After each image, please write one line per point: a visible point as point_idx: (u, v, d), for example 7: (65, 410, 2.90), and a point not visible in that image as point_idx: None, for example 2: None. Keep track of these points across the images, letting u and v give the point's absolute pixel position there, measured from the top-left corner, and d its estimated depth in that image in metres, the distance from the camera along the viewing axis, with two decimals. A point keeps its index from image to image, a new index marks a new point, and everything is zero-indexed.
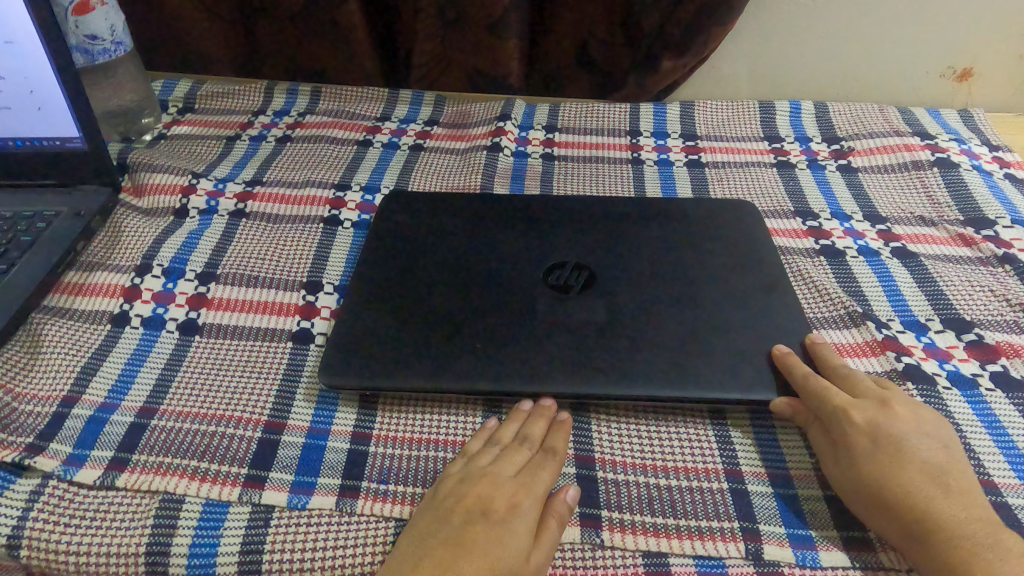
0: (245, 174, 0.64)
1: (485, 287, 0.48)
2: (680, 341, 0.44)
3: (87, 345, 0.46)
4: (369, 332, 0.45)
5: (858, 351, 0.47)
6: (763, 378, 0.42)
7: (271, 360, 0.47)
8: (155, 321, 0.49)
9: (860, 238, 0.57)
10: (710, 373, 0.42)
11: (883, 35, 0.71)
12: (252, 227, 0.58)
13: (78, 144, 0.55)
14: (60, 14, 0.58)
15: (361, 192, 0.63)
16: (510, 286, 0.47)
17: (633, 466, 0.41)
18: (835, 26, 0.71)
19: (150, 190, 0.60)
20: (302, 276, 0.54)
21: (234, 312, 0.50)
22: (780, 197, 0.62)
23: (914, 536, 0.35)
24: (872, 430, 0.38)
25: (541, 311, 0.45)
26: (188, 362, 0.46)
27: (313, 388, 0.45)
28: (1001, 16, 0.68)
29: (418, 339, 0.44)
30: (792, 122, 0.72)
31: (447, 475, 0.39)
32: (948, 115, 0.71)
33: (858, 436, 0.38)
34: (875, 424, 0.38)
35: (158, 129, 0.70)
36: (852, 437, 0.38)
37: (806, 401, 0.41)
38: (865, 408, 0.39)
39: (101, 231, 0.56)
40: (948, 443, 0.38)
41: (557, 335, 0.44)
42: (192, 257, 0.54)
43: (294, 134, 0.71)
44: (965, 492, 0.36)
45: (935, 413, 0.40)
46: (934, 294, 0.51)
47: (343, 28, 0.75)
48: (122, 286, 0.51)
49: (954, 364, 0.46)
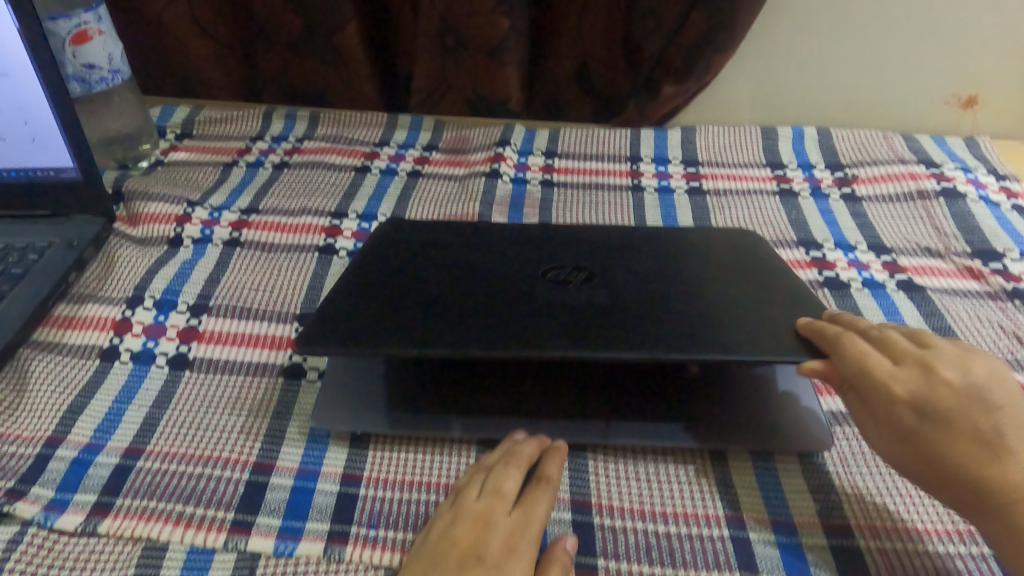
0: (242, 202, 0.64)
1: (481, 282, 0.46)
2: (686, 318, 0.41)
3: (74, 382, 0.46)
4: (360, 303, 0.43)
5: None
6: (781, 342, 0.39)
7: (261, 397, 0.46)
8: (145, 356, 0.48)
9: (866, 269, 0.56)
10: (722, 337, 0.39)
11: (884, 61, 0.71)
12: (247, 257, 0.57)
13: (72, 174, 0.55)
14: (58, 44, 0.58)
15: (357, 220, 0.63)
16: (506, 281, 0.46)
17: (631, 512, 0.40)
18: (835, 52, 0.71)
19: (145, 220, 0.59)
20: (296, 307, 0.53)
21: (226, 346, 0.49)
22: (783, 226, 0.61)
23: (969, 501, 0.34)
24: (916, 396, 0.36)
25: (539, 298, 0.43)
26: (177, 400, 0.45)
27: (304, 426, 0.44)
28: (1002, 43, 0.68)
29: (410, 314, 0.42)
30: (794, 148, 0.71)
31: (439, 515, 0.38)
32: (953, 143, 0.70)
33: (902, 407, 0.36)
34: (918, 389, 0.36)
35: (155, 155, 0.70)
36: (895, 408, 0.36)
37: (841, 368, 0.38)
38: (906, 371, 0.37)
39: (94, 262, 0.55)
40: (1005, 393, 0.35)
41: (557, 314, 0.42)
42: (184, 289, 0.53)
43: (291, 160, 0.71)
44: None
45: (986, 360, 0.37)
46: (942, 329, 0.50)
47: (343, 54, 0.75)
48: (113, 319, 0.50)
49: None
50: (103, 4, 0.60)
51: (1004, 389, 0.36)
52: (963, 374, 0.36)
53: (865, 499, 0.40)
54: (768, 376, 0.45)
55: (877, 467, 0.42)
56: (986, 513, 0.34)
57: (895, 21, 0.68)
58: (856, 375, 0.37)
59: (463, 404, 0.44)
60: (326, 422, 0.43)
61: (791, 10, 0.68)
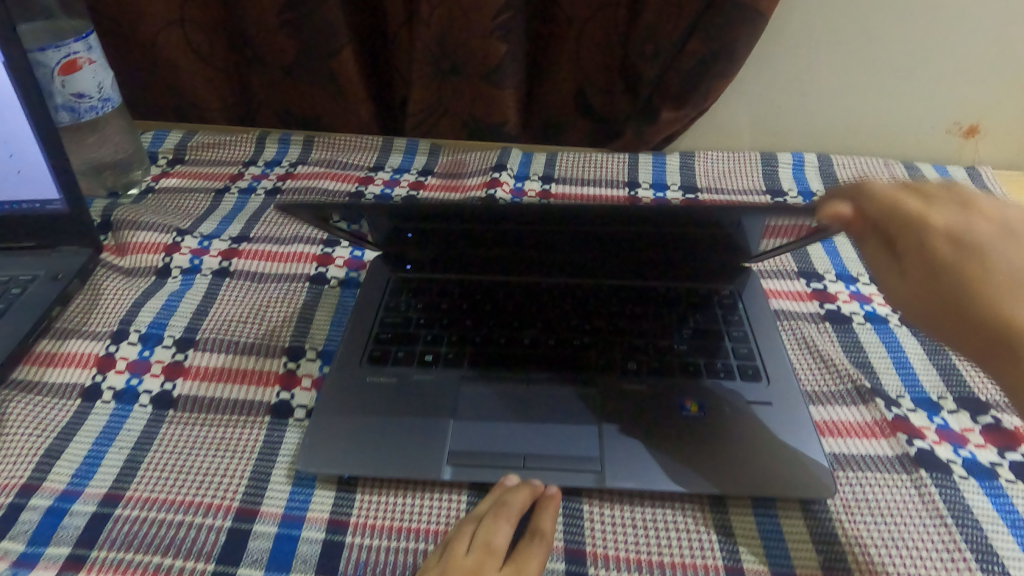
0: (233, 230, 0.63)
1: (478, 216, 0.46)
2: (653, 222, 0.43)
3: (54, 423, 0.44)
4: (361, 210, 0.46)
5: (869, 431, 0.45)
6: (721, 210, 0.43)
7: (246, 437, 0.45)
8: (128, 394, 0.47)
9: (867, 303, 0.55)
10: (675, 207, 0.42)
11: (886, 89, 0.70)
12: (236, 288, 0.56)
13: (58, 206, 0.54)
14: (47, 74, 0.58)
15: (350, 247, 0.61)
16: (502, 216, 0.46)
17: (627, 562, 0.39)
18: (835, 79, 0.70)
19: (133, 249, 0.59)
20: (285, 340, 0.52)
21: (212, 382, 0.48)
22: (784, 255, 0.60)
23: (963, 322, 0.32)
24: (949, 232, 0.35)
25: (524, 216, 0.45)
26: (159, 441, 0.44)
27: (290, 469, 0.43)
28: (1005, 73, 0.67)
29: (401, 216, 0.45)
30: (795, 175, 0.70)
31: (426, 569, 0.36)
32: (956, 172, 0.69)
33: (934, 238, 0.35)
34: (954, 222, 0.35)
35: (146, 182, 0.69)
36: (928, 240, 0.35)
37: (870, 213, 0.38)
38: (942, 210, 0.36)
39: (80, 294, 0.54)
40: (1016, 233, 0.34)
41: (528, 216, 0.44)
42: (171, 322, 0.52)
43: (284, 186, 0.70)
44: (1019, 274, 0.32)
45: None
46: (946, 368, 0.49)
47: (338, 78, 0.74)
48: (96, 355, 0.49)
49: (970, 450, 0.44)
50: (93, 34, 0.59)
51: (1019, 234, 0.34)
52: (999, 221, 0.35)
53: (870, 550, 0.39)
54: (771, 415, 0.44)
55: (884, 515, 0.40)
56: (965, 324, 0.32)
57: (896, 50, 0.67)
58: (893, 221, 0.37)
59: (455, 447, 0.43)
60: (312, 465, 0.42)
61: (791, 38, 0.68)
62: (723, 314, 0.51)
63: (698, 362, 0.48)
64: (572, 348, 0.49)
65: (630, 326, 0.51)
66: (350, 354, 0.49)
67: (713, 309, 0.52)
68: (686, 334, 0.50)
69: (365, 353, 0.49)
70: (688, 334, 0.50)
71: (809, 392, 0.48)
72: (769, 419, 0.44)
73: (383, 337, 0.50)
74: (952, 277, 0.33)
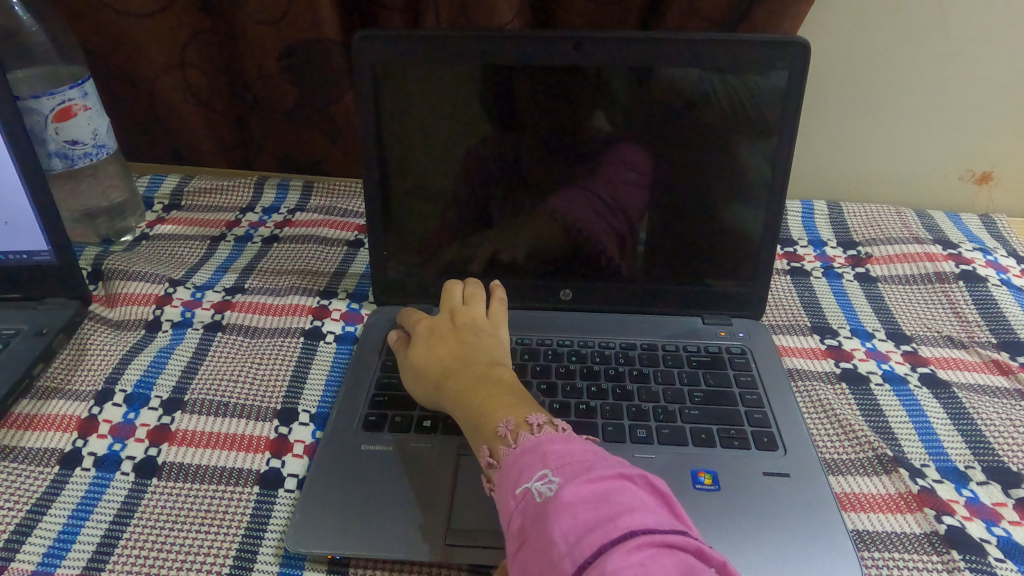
0: (227, 281, 0.61)
1: (501, 112, 0.51)
2: (654, 99, 0.51)
3: (28, 494, 0.42)
4: (408, 104, 0.51)
5: (892, 505, 0.42)
6: (709, 87, 0.49)
7: (232, 508, 0.42)
8: (110, 461, 0.44)
9: (884, 361, 0.53)
10: (672, 89, 0.50)
11: (929, 115, 0.68)
12: (228, 343, 0.54)
13: (46, 257, 0.52)
14: (40, 122, 0.56)
15: (347, 300, 0.60)
16: (522, 115, 0.51)
17: None
18: (874, 85, 0.67)
19: (123, 300, 0.57)
20: (277, 402, 0.49)
21: (198, 447, 0.45)
22: (795, 310, 0.59)
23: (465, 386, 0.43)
24: (464, 343, 0.47)
25: (544, 109, 0.51)
26: (140, 514, 0.41)
27: (279, 547, 0.40)
28: (1008, 127, 0.68)
29: (442, 105, 0.52)
30: (805, 224, 0.69)
31: None
32: (970, 220, 0.68)
33: (449, 331, 0.48)
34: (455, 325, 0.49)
35: (141, 228, 0.68)
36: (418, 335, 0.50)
37: (459, 317, 0.50)
38: (437, 320, 0.50)
39: (64, 350, 0.52)
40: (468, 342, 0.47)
41: (546, 102, 0.51)
42: (158, 380, 0.50)
43: (282, 233, 0.68)
44: (460, 373, 0.44)
45: (478, 349, 0.46)
46: (973, 436, 0.46)
47: (340, 125, 0.73)
48: (78, 417, 0.47)
49: (1003, 527, 0.40)
50: (90, 80, 0.58)
51: (466, 356, 0.46)
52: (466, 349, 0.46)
53: None
54: (787, 489, 0.42)
55: None
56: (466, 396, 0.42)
57: (924, 83, 0.66)
58: (463, 314, 0.50)
59: (453, 524, 0.40)
60: (302, 544, 0.39)
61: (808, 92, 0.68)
62: (735, 374, 0.50)
63: (710, 429, 0.46)
64: (578, 412, 0.47)
65: (638, 387, 0.49)
66: (345, 419, 0.47)
67: (725, 369, 0.51)
68: (697, 397, 0.48)
69: (360, 419, 0.47)
70: (699, 398, 0.48)
71: (827, 461, 0.45)
72: (785, 491, 0.42)
73: (379, 401, 0.48)
74: (459, 360, 0.45)
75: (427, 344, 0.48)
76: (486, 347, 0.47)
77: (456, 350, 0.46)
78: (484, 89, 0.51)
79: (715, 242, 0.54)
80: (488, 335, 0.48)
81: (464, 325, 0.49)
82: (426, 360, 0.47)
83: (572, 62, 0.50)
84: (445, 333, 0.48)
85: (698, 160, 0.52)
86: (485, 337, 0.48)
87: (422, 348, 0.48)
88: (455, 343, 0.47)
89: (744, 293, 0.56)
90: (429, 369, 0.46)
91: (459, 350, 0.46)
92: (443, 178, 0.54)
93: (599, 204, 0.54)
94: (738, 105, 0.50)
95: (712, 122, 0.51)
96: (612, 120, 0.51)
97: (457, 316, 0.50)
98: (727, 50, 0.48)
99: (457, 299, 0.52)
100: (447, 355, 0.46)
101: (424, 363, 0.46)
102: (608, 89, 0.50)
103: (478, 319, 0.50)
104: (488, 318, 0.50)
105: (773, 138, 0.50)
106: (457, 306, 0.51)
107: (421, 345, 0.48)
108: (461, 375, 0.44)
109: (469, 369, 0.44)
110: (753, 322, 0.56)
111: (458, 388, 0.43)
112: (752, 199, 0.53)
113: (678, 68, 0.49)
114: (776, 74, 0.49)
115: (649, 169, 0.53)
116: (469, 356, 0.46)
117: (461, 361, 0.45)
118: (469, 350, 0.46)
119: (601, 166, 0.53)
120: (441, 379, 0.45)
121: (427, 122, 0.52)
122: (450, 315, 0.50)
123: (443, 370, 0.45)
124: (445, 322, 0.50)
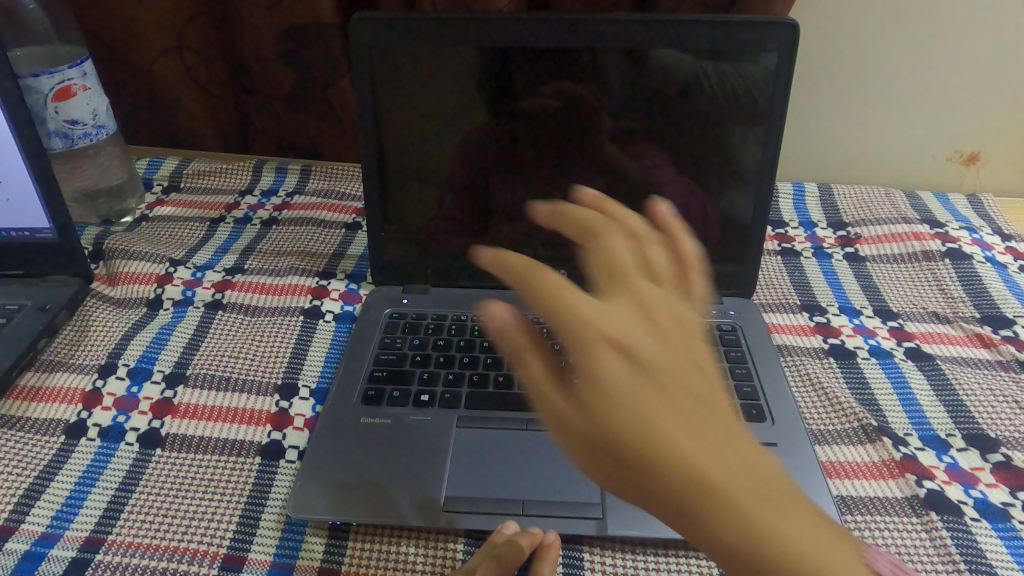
0: (227, 261, 0.62)
1: (496, 93, 0.52)
2: (645, 80, 0.51)
3: (35, 462, 0.43)
4: (405, 85, 0.52)
5: (876, 472, 0.43)
6: (700, 69, 0.50)
7: (235, 477, 0.43)
8: (114, 432, 0.45)
9: (871, 336, 0.54)
10: (664, 71, 0.51)
11: (918, 97, 0.69)
12: (229, 321, 0.55)
13: (47, 234, 0.53)
14: (40, 101, 0.57)
15: (345, 280, 0.61)
16: (517, 96, 0.52)
17: None
18: (866, 67, 0.68)
19: (125, 279, 0.58)
20: (277, 377, 0.50)
21: (200, 420, 0.47)
22: (785, 288, 0.60)
23: (736, 485, 0.23)
24: (693, 390, 0.24)
25: (538, 90, 0.52)
26: (144, 482, 0.42)
27: (281, 513, 0.41)
28: (996, 108, 0.69)
29: (438, 86, 0.52)
30: (796, 206, 0.70)
31: None
32: (957, 200, 0.70)
33: (653, 357, 0.25)
34: (656, 350, 0.25)
35: (141, 209, 0.68)
36: (594, 353, 0.24)
37: (661, 327, 0.26)
38: (618, 318, 0.25)
39: (67, 326, 0.53)
40: (702, 381, 0.25)
41: (540, 82, 0.52)
42: (161, 356, 0.51)
43: (281, 216, 0.69)
44: (716, 458, 0.23)
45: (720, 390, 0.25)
46: (955, 406, 0.47)
47: (336, 109, 0.74)
48: (83, 390, 0.48)
49: (981, 490, 0.42)
50: (89, 60, 0.59)
51: (703, 415, 0.24)
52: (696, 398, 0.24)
53: None
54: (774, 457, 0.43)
55: None
56: (749, 506, 0.22)
57: (914, 65, 0.67)
58: (660, 315, 0.26)
59: (450, 491, 0.42)
60: (303, 510, 0.40)
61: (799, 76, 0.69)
62: (725, 350, 0.52)
63: None
64: None
65: None
66: (344, 394, 0.48)
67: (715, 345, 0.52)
68: None
69: (359, 392, 0.48)
70: None
71: (815, 431, 0.46)
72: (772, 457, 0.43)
73: (377, 375, 0.49)
74: (697, 430, 0.23)
75: (622, 384, 0.24)
76: (715, 393, 0.25)
77: (681, 404, 0.24)
78: (479, 70, 0.52)
79: (706, 222, 0.55)
80: (706, 362, 0.26)
81: (669, 338, 0.25)
82: (658, 434, 0.23)
83: (566, 43, 0.50)
84: (649, 366, 0.24)
85: (690, 141, 0.53)
86: (712, 375, 0.26)
87: (614, 393, 0.24)
88: (675, 386, 0.24)
89: (734, 271, 0.57)
90: (661, 450, 0.23)
91: (710, 411, 0.24)
92: (440, 158, 0.55)
93: (592, 185, 0.55)
94: (729, 86, 0.51)
95: (704, 103, 0.51)
96: (605, 101, 0.52)
97: (654, 324, 0.25)
98: (717, 32, 0.49)
99: (635, 275, 0.27)
100: (689, 418, 0.23)
101: (655, 441, 0.23)
102: (601, 71, 0.51)
103: (689, 315, 0.27)
104: (686, 301, 0.27)
105: (763, 118, 0.51)
106: (645, 293, 0.26)
107: (635, 397, 0.24)
108: (718, 468, 0.23)
109: (727, 449, 0.23)
110: (744, 301, 0.57)
111: (735, 496, 0.22)
112: (742, 179, 0.54)
113: (671, 49, 0.50)
114: (767, 55, 0.49)
115: (642, 150, 0.54)
116: (716, 423, 0.24)
117: (703, 425, 0.23)
118: (705, 405, 0.24)
119: (595, 146, 0.54)
120: (708, 488, 0.22)
121: (423, 101, 0.53)
122: (649, 319, 0.26)
123: (687, 450, 0.23)
124: (641, 340, 0.25)
